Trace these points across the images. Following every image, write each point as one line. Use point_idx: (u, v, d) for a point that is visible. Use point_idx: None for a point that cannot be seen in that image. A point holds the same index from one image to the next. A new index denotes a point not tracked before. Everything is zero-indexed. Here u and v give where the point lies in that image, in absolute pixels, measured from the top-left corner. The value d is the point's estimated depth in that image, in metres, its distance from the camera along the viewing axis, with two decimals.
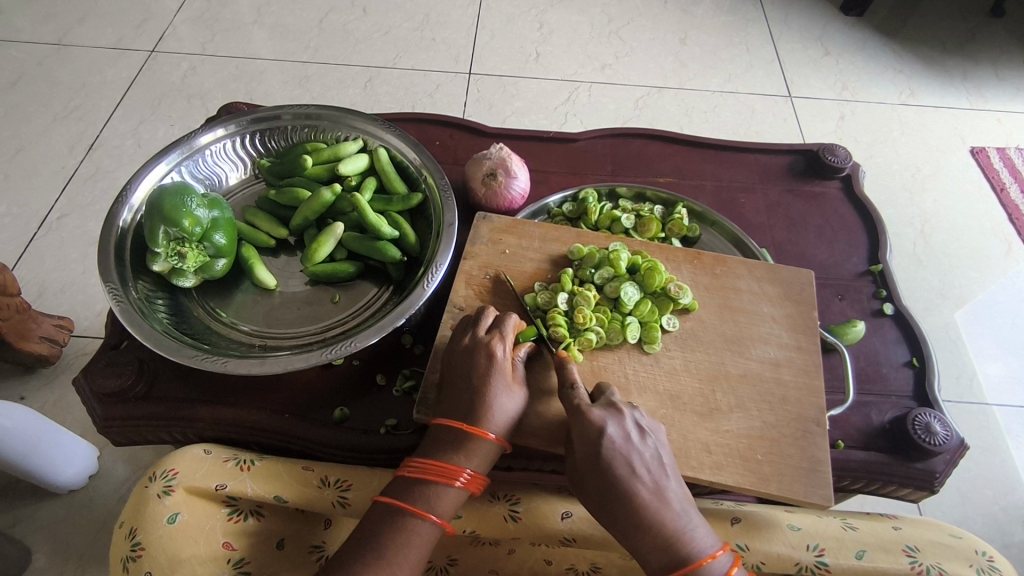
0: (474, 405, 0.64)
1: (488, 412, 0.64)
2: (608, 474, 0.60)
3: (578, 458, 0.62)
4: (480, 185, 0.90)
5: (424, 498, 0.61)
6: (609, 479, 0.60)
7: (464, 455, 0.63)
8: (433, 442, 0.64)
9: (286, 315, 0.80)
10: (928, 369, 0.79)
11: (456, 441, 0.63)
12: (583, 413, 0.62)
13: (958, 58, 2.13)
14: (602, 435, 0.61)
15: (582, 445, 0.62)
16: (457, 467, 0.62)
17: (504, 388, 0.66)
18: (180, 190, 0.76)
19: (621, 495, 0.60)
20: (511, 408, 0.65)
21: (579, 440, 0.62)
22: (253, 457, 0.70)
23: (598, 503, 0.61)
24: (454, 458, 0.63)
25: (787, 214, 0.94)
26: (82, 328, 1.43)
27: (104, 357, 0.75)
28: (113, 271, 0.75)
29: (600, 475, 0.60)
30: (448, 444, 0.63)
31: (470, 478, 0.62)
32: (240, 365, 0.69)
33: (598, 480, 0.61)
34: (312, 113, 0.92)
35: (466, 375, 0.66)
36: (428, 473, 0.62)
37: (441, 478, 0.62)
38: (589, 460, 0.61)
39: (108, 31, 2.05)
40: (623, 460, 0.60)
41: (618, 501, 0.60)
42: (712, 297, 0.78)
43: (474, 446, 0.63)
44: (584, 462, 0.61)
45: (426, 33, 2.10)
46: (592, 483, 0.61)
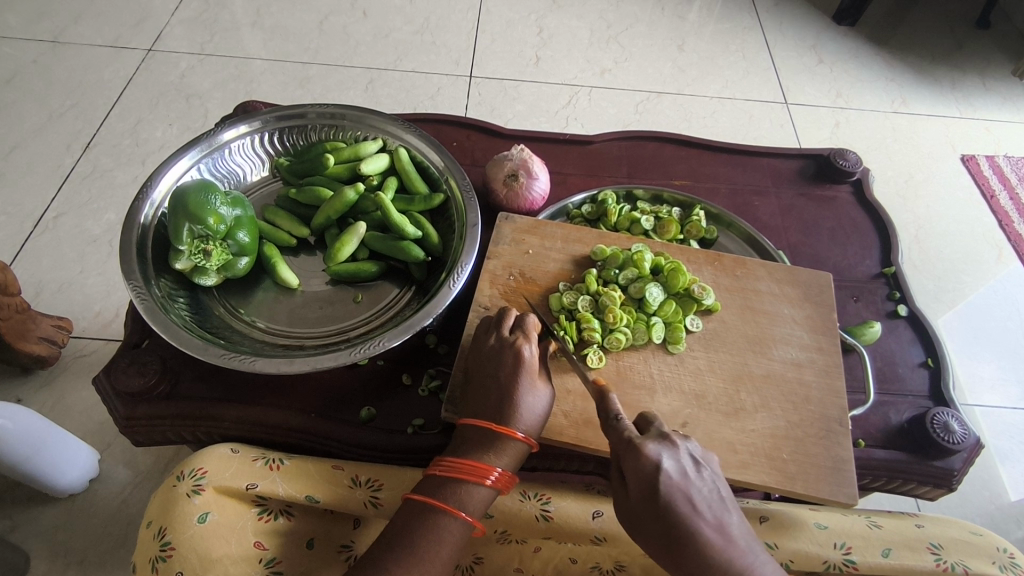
0: (503, 401, 0.64)
1: (518, 410, 0.64)
2: (671, 512, 0.57)
3: (634, 497, 0.59)
4: (501, 186, 0.90)
5: (455, 497, 0.61)
6: (687, 533, 0.57)
7: (493, 454, 0.63)
8: (465, 439, 0.64)
9: (309, 315, 0.80)
10: (943, 369, 0.80)
11: (487, 440, 0.63)
12: (637, 448, 0.59)
13: (947, 68, 2.19)
14: (661, 470, 0.58)
15: (637, 481, 0.59)
16: (486, 466, 0.62)
17: (530, 387, 0.65)
18: (204, 187, 0.76)
19: (686, 533, 0.57)
20: (540, 404, 0.65)
21: (633, 478, 0.59)
22: (282, 456, 0.70)
23: (659, 544, 0.58)
24: (483, 457, 0.62)
25: (801, 217, 0.95)
26: (80, 329, 1.41)
27: (126, 356, 0.74)
28: (135, 267, 0.74)
29: (662, 513, 0.57)
30: (479, 441, 0.63)
31: (499, 476, 0.62)
32: (268, 364, 0.68)
33: (659, 520, 0.58)
34: (334, 112, 0.92)
35: (494, 375, 0.66)
36: (457, 472, 0.62)
37: (470, 478, 0.61)
38: (645, 497, 0.58)
39: (105, 29, 2.03)
40: (684, 498, 0.58)
41: (682, 540, 0.57)
42: (733, 299, 0.79)
43: (504, 444, 0.63)
44: (640, 504, 0.59)
45: (426, 36, 2.11)
46: (650, 523, 0.58)
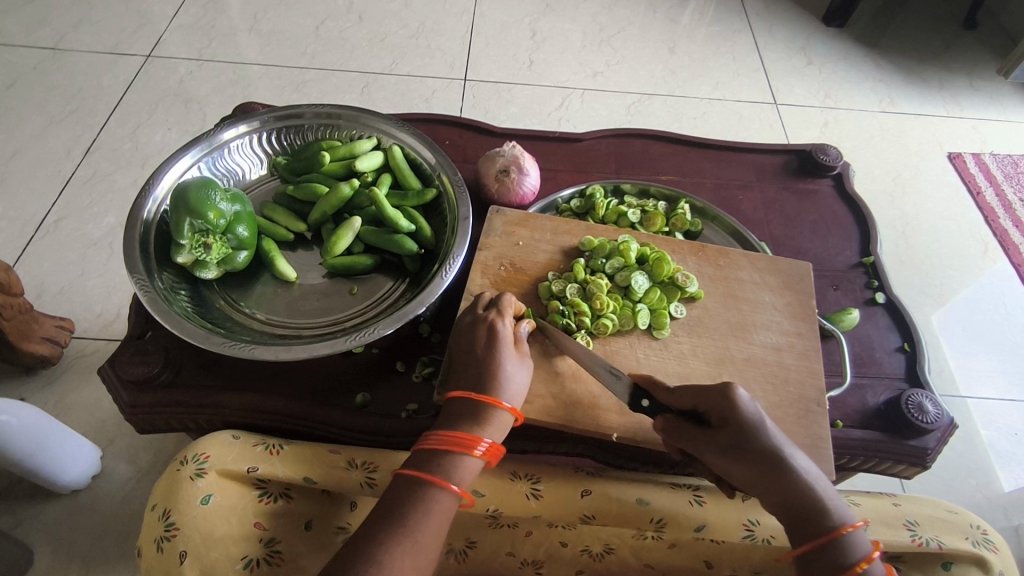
0: (484, 375, 0.67)
1: (499, 381, 0.67)
2: (768, 439, 0.63)
3: (732, 430, 0.63)
4: (492, 181, 0.92)
5: (444, 468, 0.64)
6: (784, 458, 0.62)
7: (480, 425, 0.65)
8: (451, 412, 0.67)
9: (306, 306, 0.83)
10: (919, 353, 0.83)
11: (471, 412, 0.66)
12: (727, 387, 0.65)
13: (933, 68, 2.23)
14: (750, 405, 0.64)
15: (732, 415, 0.63)
16: (474, 436, 0.65)
17: (509, 358, 0.69)
18: (204, 184, 0.79)
19: (784, 457, 0.62)
20: (521, 372, 0.69)
21: (728, 413, 0.64)
22: (281, 442, 0.72)
23: (763, 470, 0.62)
24: (470, 428, 0.65)
25: (783, 210, 0.98)
26: (82, 329, 1.43)
27: (129, 347, 0.76)
28: (138, 261, 0.77)
29: (761, 440, 0.63)
30: (465, 414, 0.66)
31: (488, 447, 0.65)
32: (267, 352, 0.71)
33: (761, 447, 0.62)
34: (330, 112, 0.95)
35: (472, 351, 0.70)
36: (447, 444, 0.64)
37: (460, 449, 0.64)
38: (743, 429, 0.63)
39: (105, 36, 2.07)
40: (773, 430, 0.64)
41: (783, 464, 0.62)
42: (715, 287, 0.82)
43: (490, 415, 0.66)
44: (739, 435, 0.63)
45: (421, 40, 2.14)
46: (752, 452, 0.62)
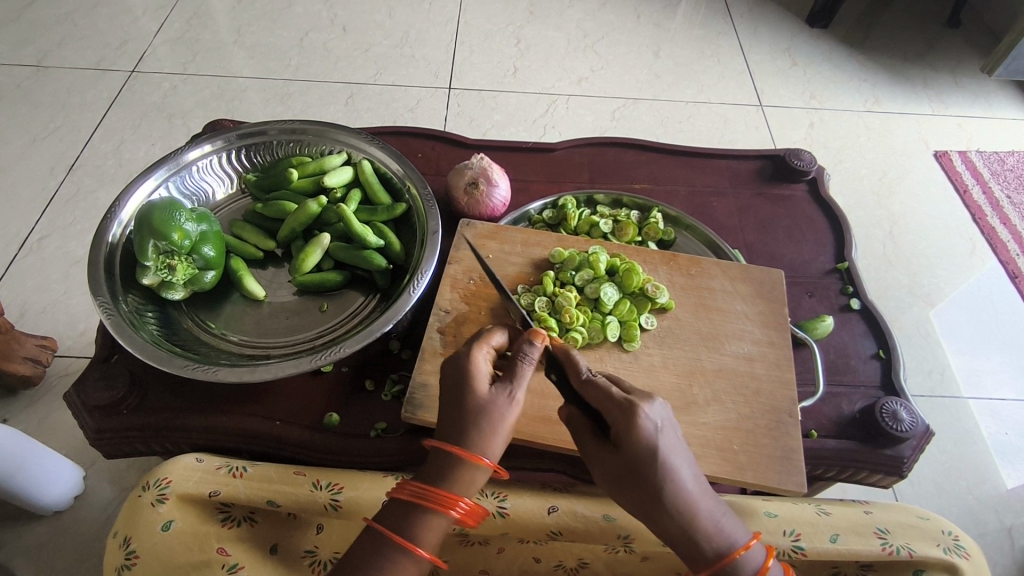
0: (467, 426, 0.60)
1: (483, 433, 0.59)
2: (661, 473, 0.57)
3: (626, 456, 0.58)
4: (462, 194, 0.92)
5: (417, 530, 0.59)
6: (674, 489, 0.57)
7: (459, 484, 0.59)
8: (429, 465, 0.60)
9: (276, 325, 0.82)
10: (894, 359, 0.82)
11: (450, 468, 0.59)
12: (634, 412, 0.57)
13: (918, 66, 2.23)
14: (655, 433, 0.57)
15: (630, 443, 0.57)
16: (453, 497, 0.59)
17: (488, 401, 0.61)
18: (169, 205, 0.78)
19: (672, 490, 0.57)
20: (506, 413, 0.60)
21: (626, 440, 0.57)
22: (245, 464, 0.72)
23: (648, 500, 0.58)
24: (450, 486, 0.59)
25: (757, 216, 0.98)
26: (65, 347, 1.43)
27: (96, 371, 0.76)
28: (103, 284, 0.76)
29: (655, 472, 0.57)
30: (445, 471, 0.59)
31: (466, 508, 0.59)
32: (230, 374, 0.70)
33: (653, 479, 0.57)
34: (298, 128, 0.94)
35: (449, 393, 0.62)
36: (424, 501, 0.58)
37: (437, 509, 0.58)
38: (638, 458, 0.57)
39: (89, 52, 2.07)
40: (671, 455, 0.58)
41: (667, 497, 0.57)
42: (687, 297, 0.81)
43: (470, 474, 0.59)
44: (629, 464, 0.57)
45: (405, 50, 2.14)
46: (640, 481, 0.58)
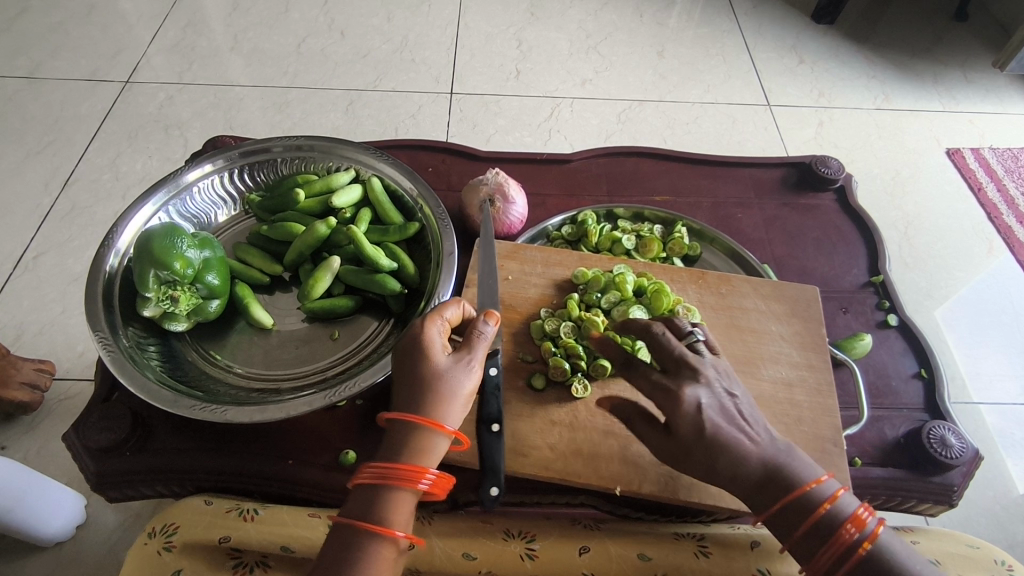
0: (422, 394, 0.62)
1: (440, 403, 0.61)
2: (720, 446, 0.59)
3: (681, 436, 0.60)
4: (477, 212, 0.87)
5: (386, 509, 0.58)
6: (734, 454, 0.59)
7: (423, 454, 0.60)
8: (388, 443, 0.61)
9: (285, 356, 0.78)
10: (937, 379, 0.78)
11: (413, 439, 0.60)
12: (676, 395, 0.61)
13: (927, 62, 2.18)
14: (702, 409, 0.60)
15: (683, 424, 0.60)
16: (420, 469, 0.59)
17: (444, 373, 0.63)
18: (170, 231, 0.74)
19: (735, 457, 0.59)
20: (457, 380, 0.63)
21: (679, 423, 0.60)
22: (256, 506, 0.69)
23: (711, 472, 0.60)
24: (413, 459, 0.59)
25: (785, 228, 0.93)
26: (64, 370, 1.38)
27: (96, 410, 0.71)
28: (102, 318, 0.72)
29: (712, 447, 0.59)
30: (404, 441, 0.60)
31: (434, 479, 0.60)
32: (240, 414, 0.66)
33: (710, 453, 0.60)
34: (303, 144, 0.90)
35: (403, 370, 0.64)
36: (390, 478, 0.58)
37: (404, 483, 0.58)
38: (693, 436, 0.60)
39: (82, 63, 2.02)
40: (727, 425, 0.61)
41: (727, 464, 0.59)
42: (718, 317, 0.77)
43: (433, 441, 0.61)
44: (689, 442, 0.60)
45: (405, 55, 2.10)
46: (700, 457, 0.60)
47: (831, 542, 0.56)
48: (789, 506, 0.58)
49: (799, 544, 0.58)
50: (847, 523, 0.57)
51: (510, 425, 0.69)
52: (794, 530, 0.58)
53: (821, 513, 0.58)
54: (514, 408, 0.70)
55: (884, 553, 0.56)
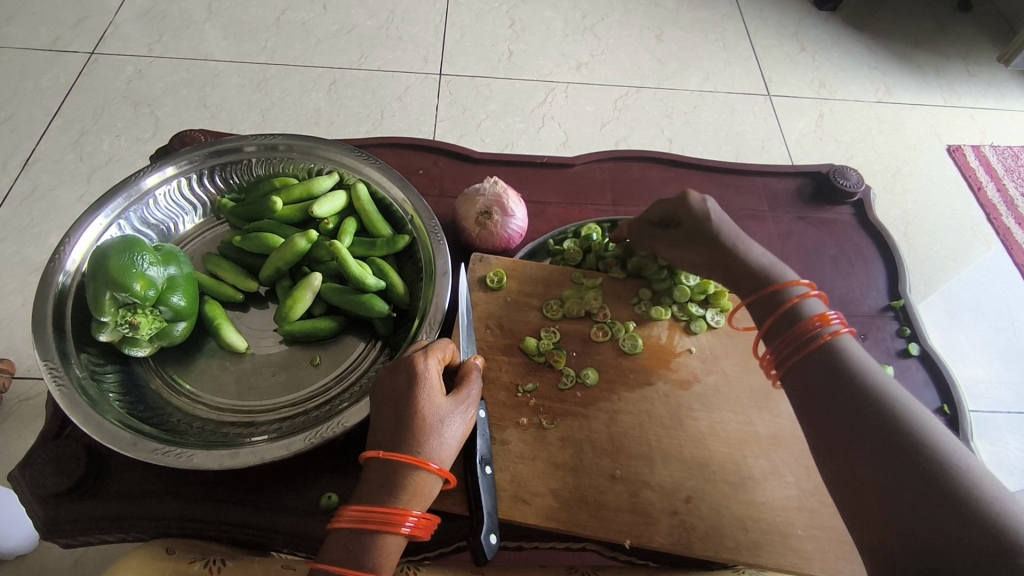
0: (406, 427, 0.57)
1: (429, 437, 0.56)
2: (719, 238, 0.71)
3: (687, 226, 0.72)
4: (474, 225, 0.80)
5: (365, 555, 0.52)
6: (730, 248, 0.70)
7: (408, 495, 0.55)
8: (369, 481, 0.56)
9: (261, 384, 0.71)
10: (960, 416, 0.74)
11: (395, 480, 0.55)
12: (688, 197, 0.72)
13: (930, 53, 2.12)
14: (709, 209, 0.71)
15: (690, 219, 0.72)
16: (402, 511, 0.54)
17: (438, 407, 0.58)
18: (127, 246, 0.66)
19: (732, 252, 0.70)
20: (448, 416, 0.58)
21: (686, 219, 0.72)
22: (222, 557, 0.60)
23: (709, 260, 0.72)
24: (395, 500, 0.54)
25: (800, 244, 0.88)
26: (24, 368, 1.29)
27: (46, 450, 0.64)
28: (51, 344, 0.64)
29: (713, 237, 0.71)
30: (387, 483, 0.55)
31: (418, 521, 0.54)
32: (209, 460, 0.59)
33: (710, 243, 0.71)
34: (281, 145, 0.81)
35: (391, 398, 0.59)
36: (368, 522, 0.53)
37: (383, 526, 0.53)
38: (696, 228, 0.71)
39: (43, 30, 1.87)
40: (729, 229, 0.71)
41: (725, 253, 0.70)
42: (737, 346, 0.73)
43: (418, 480, 0.55)
44: (690, 231, 0.72)
45: (391, 31, 1.98)
46: (700, 246, 0.71)
47: (790, 327, 0.65)
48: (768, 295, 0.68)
49: (774, 326, 0.66)
50: (812, 319, 0.64)
51: (509, 466, 0.63)
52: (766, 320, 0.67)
53: (790, 309, 0.66)
54: (515, 448, 0.64)
55: (837, 343, 0.62)
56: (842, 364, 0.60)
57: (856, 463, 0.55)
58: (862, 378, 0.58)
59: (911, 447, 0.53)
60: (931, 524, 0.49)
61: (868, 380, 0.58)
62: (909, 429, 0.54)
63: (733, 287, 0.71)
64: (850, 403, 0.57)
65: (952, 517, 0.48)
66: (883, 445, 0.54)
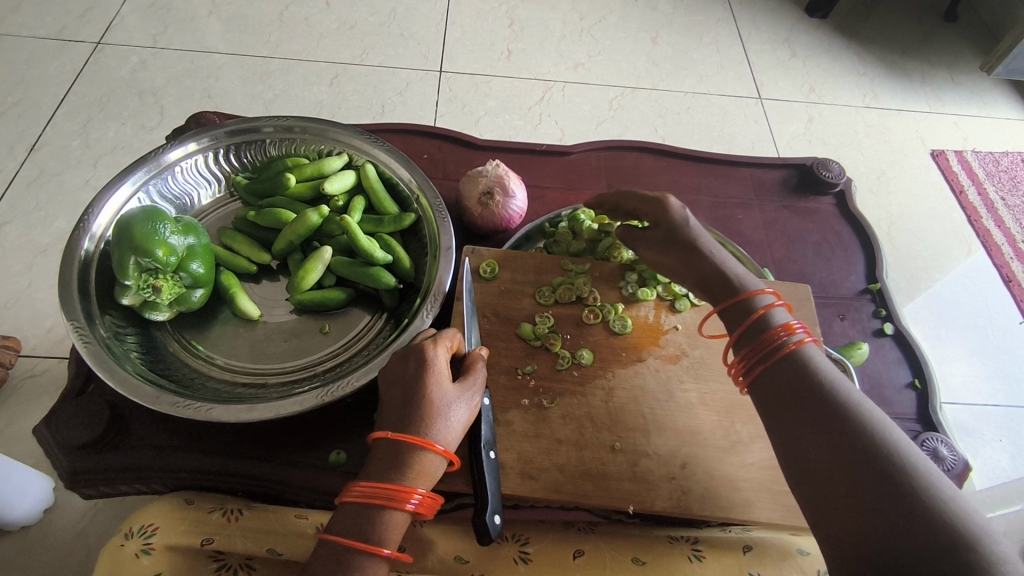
0: (414, 409, 0.60)
1: (436, 420, 0.60)
2: (693, 242, 0.70)
3: (664, 232, 0.72)
4: (476, 205, 0.85)
5: (372, 528, 0.55)
6: (699, 253, 0.70)
7: (414, 473, 0.58)
8: (377, 460, 0.59)
9: (272, 349, 0.75)
10: (930, 390, 0.79)
11: (403, 457, 0.58)
12: (663, 201, 0.73)
13: (916, 61, 2.19)
14: (683, 214, 0.72)
15: (665, 224, 0.72)
16: (409, 489, 0.57)
17: (445, 390, 0.61)
18: (151, 215, 0.70)
19: (703, 255, 0.69)
20: (456, 403, 0.61)
21: (660, 222, 0.72)
22: (240, 507, 0.65)
23: (682, 263, 0.71)
24: (402, 478, 0.57)
25: (784, 231, 0.93)
26: (31, 347, 1.32)
27: (71, 404, 0.68)
28: (76, 305, 0.68)
29: (685, 242, 0.70)
30: (395, 460, 0.58)
31: (423, 498, 0.57)
32: (227, 413, 0.63)
33: (683, 247, 0.71)
34: (294, 125, 0.85)
35: (401, 382, 0.62)
36: (377, 496, 0.56)
37: (391, 501, 0.56)
38: (671, 231, 0.71)
39: (49, 20, 1.90)
40: (699, 236, 0.71)
41: (698, 257, 0.70)
42: (719, 322, 0.77)
43: (425, 461, 0.58)
44: (661, 237, 0.72)
45: (392, 28, 2.02)
46: (675, 251, 0.71)
47: (757, 337, 0.63)
48: (737, 305, 0.66)
49: (739, 339, 0.65)
50: (777, 328, 0.63)
51: (512, 428, 0.67)
52: (734, 330, 0.66)
53: (757, 317, 0.65)
54: (518, 427, 0.67)
55: (802, 354, 0.60)
56: (809, 375, 0.58)
57: (823, 475, 0.53)
58: (830, 390, 0.57)
59: (877, 462, 0.51)
60: (899, 539, 0.47)
61: (835, 393, 0.56)
62: (878, 444, 0.52)
63: (707, 293, 0.70)
64: (818, 416, 0.55)
65: (912, 529, 0.47)
66: (851, 460, 0.52)
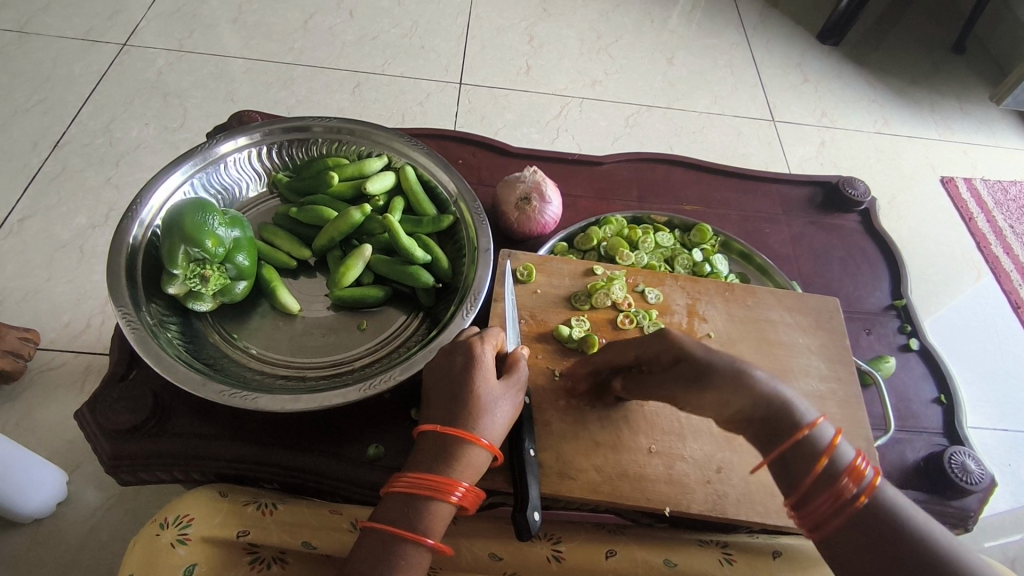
0: (460, 403, 0.61)
1: (480, 415, 0.60)
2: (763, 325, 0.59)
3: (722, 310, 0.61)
4: (514, 210, 0.87)
5: (417, 517, 0.56)
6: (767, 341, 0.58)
7: (459, 467, 0.58)
8: (423, 452, 0.60)
9: (311, 343, 0.76)
10: (956, 405, 0.80)
11: (447, 450, 0.59)
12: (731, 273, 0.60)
13: (926, 90, 2.23)
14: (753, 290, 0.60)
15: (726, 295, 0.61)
16: (452, 481, 0.57)
17: (490, 387, 0.62)
18: (201, 207, 0.71)
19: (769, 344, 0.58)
20: (500, 399, 0.62)
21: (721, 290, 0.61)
22: (274, 501, 0.66)
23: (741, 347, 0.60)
24: (446, 470, 0.58)
25: (810, 246, 0.94)
26: (48, 340, 1.31)
27: (113, 390, 0.69)
28: (124, 293, 0.69)
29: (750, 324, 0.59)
30: (440, 452, 0.59)
31: (466, 492, 0.58)
32: (272, 402, 0.64)
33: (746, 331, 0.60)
34: (338, 126, 0.87)
35: (446, 377, 0.64)
36: (421, 488, 0.57)
37: (435, 494, 0.57)
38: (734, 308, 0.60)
39: (77, 20, 1.94)
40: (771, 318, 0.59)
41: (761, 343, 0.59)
42: (749, 331, 0.77)
43: (470, 455, 0.59)
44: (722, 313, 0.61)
45: (414, 40, 2.06)
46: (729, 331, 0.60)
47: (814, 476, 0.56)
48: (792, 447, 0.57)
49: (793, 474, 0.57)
50: (844, 474, 0.55)
51: (550, 427, 0.68)
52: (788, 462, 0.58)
53: (821, 459, 0.56)
54: (556, 428, 0.68)
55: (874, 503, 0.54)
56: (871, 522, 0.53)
57: None
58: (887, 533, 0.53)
59: None
60: None
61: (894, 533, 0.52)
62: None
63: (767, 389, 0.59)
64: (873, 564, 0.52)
65: None
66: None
